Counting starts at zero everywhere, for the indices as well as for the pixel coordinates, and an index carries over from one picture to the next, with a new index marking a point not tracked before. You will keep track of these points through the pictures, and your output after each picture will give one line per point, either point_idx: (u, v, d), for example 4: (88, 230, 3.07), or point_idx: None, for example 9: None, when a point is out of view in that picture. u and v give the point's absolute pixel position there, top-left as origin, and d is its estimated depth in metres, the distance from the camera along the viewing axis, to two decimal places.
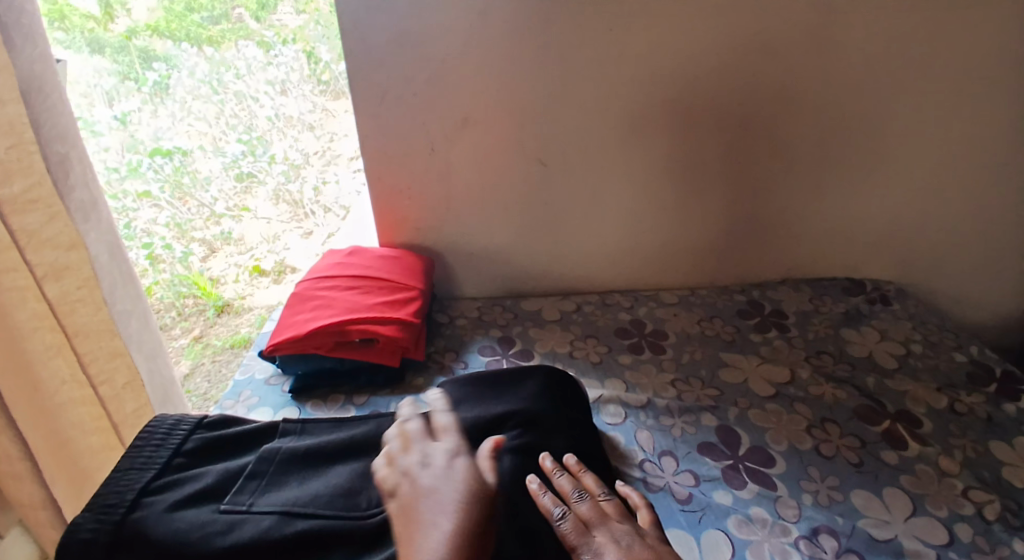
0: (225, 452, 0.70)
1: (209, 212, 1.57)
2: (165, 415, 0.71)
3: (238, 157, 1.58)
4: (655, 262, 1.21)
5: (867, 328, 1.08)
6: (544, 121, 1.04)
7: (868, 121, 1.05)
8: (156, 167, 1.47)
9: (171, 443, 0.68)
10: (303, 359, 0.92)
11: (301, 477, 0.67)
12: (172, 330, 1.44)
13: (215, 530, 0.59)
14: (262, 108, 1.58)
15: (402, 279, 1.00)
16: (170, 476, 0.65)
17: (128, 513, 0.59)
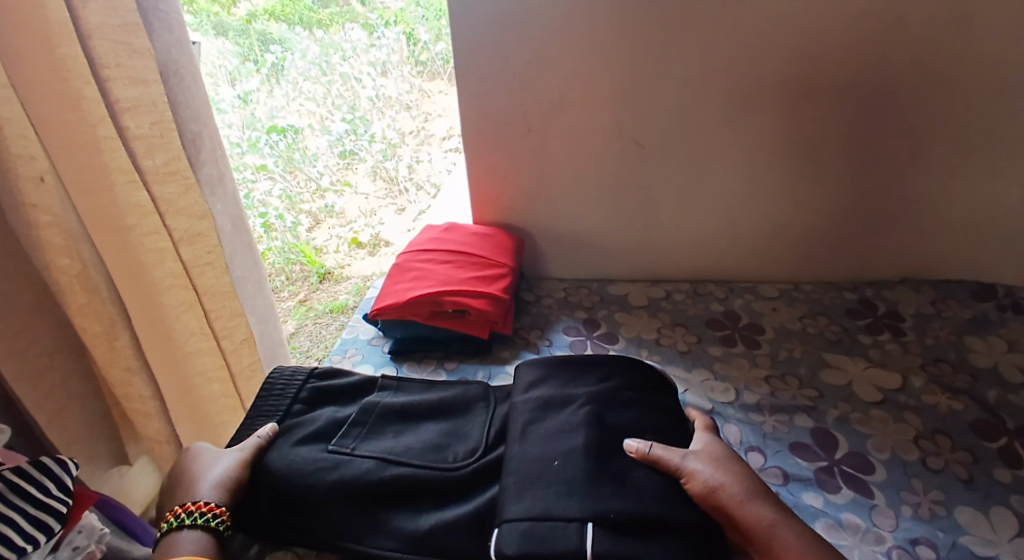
0: (334, 398, 0.77)
1: (316, 186, 1.71)
2: (283, 366, 0.79)
3: (342, 135, 1.75)
4: (752, 251, 1.15)
5: (993, 337, 0.99)
6: (641, 102, 1.02)
7: (1004, 106, 0.95)
8: (273, 144, 1.68)
9: (288, 391, 0.76)
10: (401, 325, 0.96)
11: (398, 430, 0.72)
12: (281, 293, 1.51)
13: (327, 467, 0.64)
14: (364, 88, 1.79)
15: (494, 256, 1.03)
16: (289, 419, 0.72)
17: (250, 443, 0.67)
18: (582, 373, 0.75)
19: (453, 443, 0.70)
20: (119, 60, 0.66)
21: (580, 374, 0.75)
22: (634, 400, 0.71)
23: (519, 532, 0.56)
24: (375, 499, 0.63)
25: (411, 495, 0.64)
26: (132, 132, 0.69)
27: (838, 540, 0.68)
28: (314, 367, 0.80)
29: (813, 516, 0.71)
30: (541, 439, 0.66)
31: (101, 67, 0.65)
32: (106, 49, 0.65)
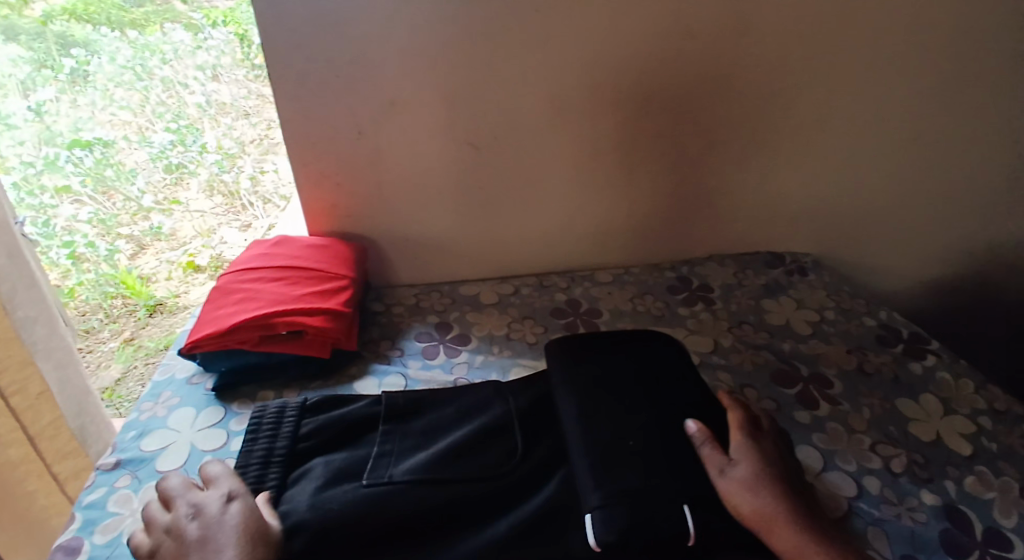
0: (341, 429, 0.75)
1: (137, 206, 1.56)
2: (270, 405, 0.76)
3: (166, 146, 1.54)
4: (590, 242, 1.22)
5: (785, 298, 1.15)
6: (472, 104, 1.03)
7: (781, 99, 1.09)
8: (77, 160, 1.44)
9: (286, 433, 0.73)
10: (225, 355, 0.88)
11: (422, 447, 0.73)
12: (101, 334, 1.49)
13: (364, 501, 0.64)
14: (191, 94, 1.53)
15: (333, 269, 0.98)
16: (299, 469, 0.70)
17: (274, 508, 0.64)
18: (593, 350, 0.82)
19: (484, 449, 0.72)
20: None
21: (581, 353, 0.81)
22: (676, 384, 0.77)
23: (607, 515, 0.60)
24: (437, 516, 0.64)
25: (466, 506, 0.65)
26: None
27: None
28: (304, 399, 0.77)
29: None
30: (597, 424, 0.69)
31: None
32: None
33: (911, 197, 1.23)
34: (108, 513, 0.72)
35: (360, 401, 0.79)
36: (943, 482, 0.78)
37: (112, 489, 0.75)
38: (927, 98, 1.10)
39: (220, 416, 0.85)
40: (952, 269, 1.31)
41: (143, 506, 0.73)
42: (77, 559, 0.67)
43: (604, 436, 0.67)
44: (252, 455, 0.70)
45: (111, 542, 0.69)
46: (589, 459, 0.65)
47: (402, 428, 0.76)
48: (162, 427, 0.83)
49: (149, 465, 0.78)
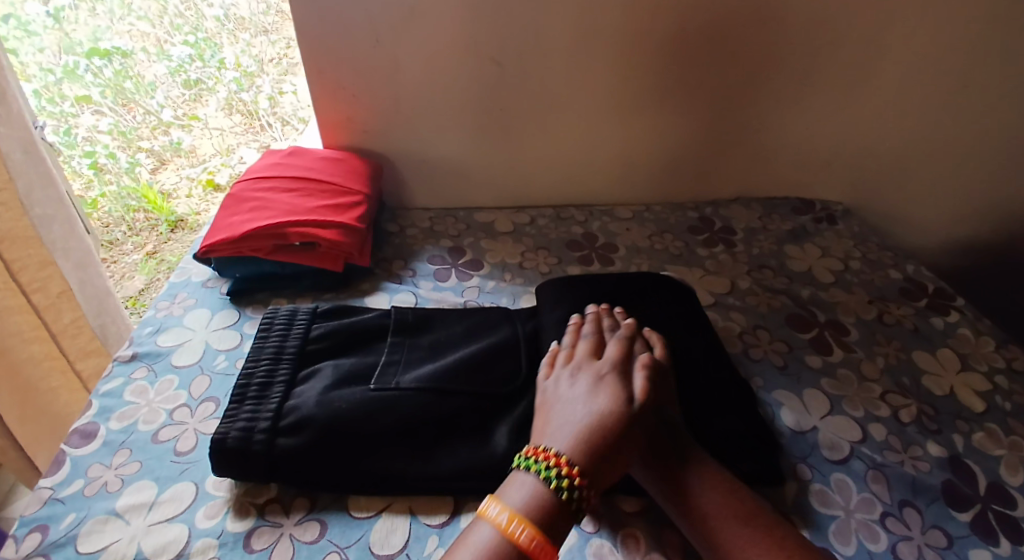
0: (352, 335, 0.74)
1: (157, 120, 1.53)
2: (282, 308, 0.75)
3: (185, 60, 1.51)
4: (611, 175, 1.19)
5: (809, 245, 1.11)
6: (497, 16, 0.97)
7: (829, 28, 1.01)
8: (95, 69, 1.40)
9: (297, 334, 0.72)
10: (238, 262, 0.88)
11: (431, 361, 0.72)
12: (124, 246, 1.46)
13: (371, 407, 0.64)
14: (210, 7, 1.51)
15: (347, 183, 0.96)
16: (309, 367, 0.69)
17: (282, 402, 0.64)
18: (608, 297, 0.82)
19: (494, 365, 0.72)
20: None
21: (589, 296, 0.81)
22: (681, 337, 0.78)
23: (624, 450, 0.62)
24: (441, 429, 0.65)
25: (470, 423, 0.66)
26: None
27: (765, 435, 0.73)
28: (315, 306, 0.76)
29: None
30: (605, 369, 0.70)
31: None
32: None
33: (955, 148, 1.16)
34: (124, 402, 0.74)
35: (370, 312, 0.79)
36: (952, 436, 0.77)
37: (128, 380, 0.77)
38: (988, 38, 1.02)
39: (234, 319, 0.85)
40: (991, 226, 1.25)
41: (158, 398, 0.74)
42: (93, 442, 0.69)
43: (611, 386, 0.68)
44: (263, 351, 0.70)
45: (126, 428, 0.71)
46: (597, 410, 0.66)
47: (410, 342, 0.75)
48: (178, 325, 0.84)
49: (165, 359, 0.79)
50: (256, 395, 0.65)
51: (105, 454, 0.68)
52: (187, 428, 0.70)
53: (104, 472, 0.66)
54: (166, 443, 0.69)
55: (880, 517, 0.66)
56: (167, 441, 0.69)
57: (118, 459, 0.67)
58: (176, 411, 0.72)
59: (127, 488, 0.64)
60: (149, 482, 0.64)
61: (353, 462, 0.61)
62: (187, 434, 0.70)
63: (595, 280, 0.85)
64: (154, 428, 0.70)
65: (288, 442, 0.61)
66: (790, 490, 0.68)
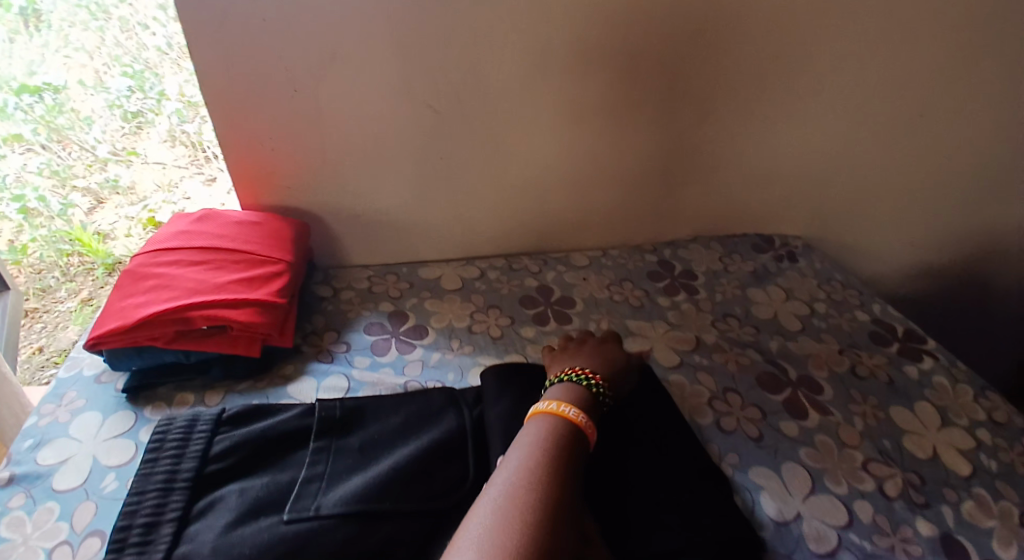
0: (265, 445, 0.62)
1: (92, 157, 1.40)
2: (178, 417, 0.62)
3: (123, 93, 1.35)
4: (564, 220, 1.11)
5: (773, 288, 1.06)
6: (430, 58, 0.89)
7: (780, 60, 0.97)
8: (27, 107, 1.33)
9: (194, 452, 0.59)
10: (136, 353, 0.76)
11: (358, 471, 0.61)
12: (58, 293, 1.34)
13: (285, 547, 0.52)
14: (151, 35, 1.31)
15: (266, 250, 0.85)
16: (209, 495, 0.57)
17: (171, 549, 0.52)
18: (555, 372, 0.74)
19: (436, 474, 0.62)
20: None
21: (535, 376, 0.74)
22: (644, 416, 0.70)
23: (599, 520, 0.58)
24: None
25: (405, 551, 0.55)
26: None
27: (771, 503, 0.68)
28: (220, 410, 0.64)
29: None
30: None
31: None
32: None
33: (910, 178, 1.13)
34: None
35: (288, 410, 0.67)
36: (941, 509, 0.70)
37: (2, 509, 0.64)
38: (936, 68, 1.00)
39: (129, 424, 0.73)
40: (947, 254, 1.23)
41: (37, 533, 0.62)
42: None
43: None
44: (152, 478, 0.57)
45: None
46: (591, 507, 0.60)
47: (336, 445, 0.64)
48: (61, 436, 0.71)
49: (46, 482, 0.67)
50: (139, 542, 0.52)
51: None
52: None
53: None
54: None
55: None
56: None
57: None
58: (56, 551, 0.60)
59: None
60: None
61: None
62: None
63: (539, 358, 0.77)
64: None
65: None
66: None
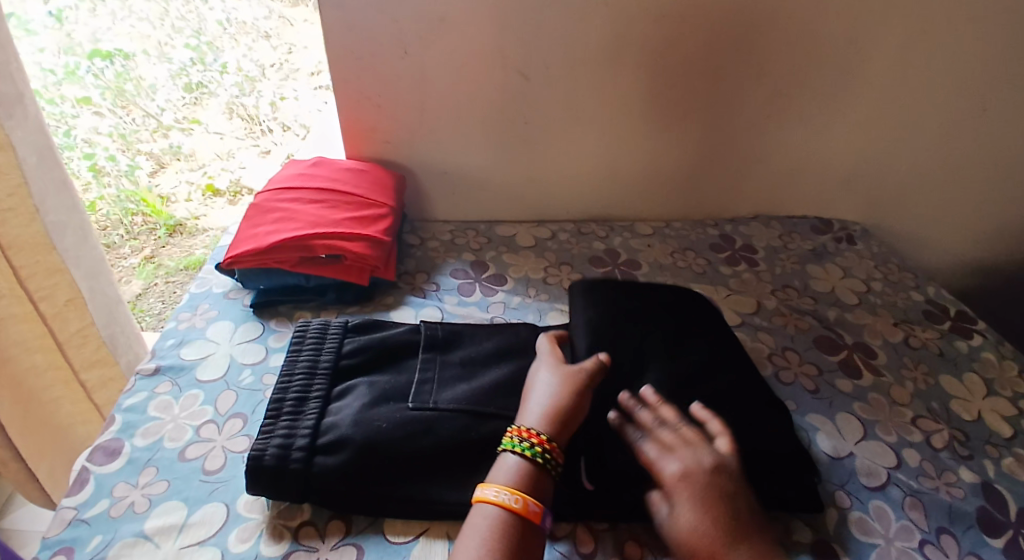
0: (384, 350, 0.73)
1: (156, 123, 1.48)
2: (314, 323, 0.75)
3: (187, 64, 1.46)
4: (632, 191, 1.18)
5: (831, 265, 1.11)
6: (525, 28, 0.97)
7: (855, 48, 1.02)
8: (97, 71, 1.37)
9: (330, 348, 0.72)
10: (263, 274, 0.87)
11: (466, 379, 0.71)
12: (121, 250, 1.47)
13: (410, 425, 0.63)
14: (211, 10, 1.45)
15: (372, 194, 0.95)
16: (343, 383, 0.69)
17: (319, 419, 0.64)
18: (633, 309, 0.82)
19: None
20: None
21: (615, 310, 0.82)
22: (718, 350, 0.77)
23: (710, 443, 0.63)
24: (478, 454, 0.63)
25: None
26: None
27: (829, 444, 0.76)
28: (346, 320, 0.76)
29: None
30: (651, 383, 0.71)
31: None
32: None
33: (974, 171, 1.16)
34: (147, 418, 0.71)
35: (400, 326, 0.78)
36: (984, 461, 0.76)
37: (151, 395, 0.74)
38: (1011, 62, 1.03)
39: (257, 332, 0.84)
40: (1004, 248, 1.26)
41: (183, 414, 0.72)
42: (118, 460, 0.67)
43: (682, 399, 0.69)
44: (296, 366, 0.70)
45: (151, 446, 0.68)
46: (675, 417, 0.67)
47: (444, 357, 0.74)
48: (199, 338, 0.82)
49: (189, 374, 0.77)
50: (291, 411, 0.64)
51: (130, 473, 0.65)
52: (214, 446, 0.68)
53: (131, 492, 0.63)
54: (193, 461, 0.67)
55: (918, 545, 0.65)
56: (194, 459, 0.67)
57: (144, 478, 0.65)
58: (203, 428, 0.70)
59: (154, 510, 0.62)
60: (178, 504, 0.62)
61: (391, 485, 0.60)
62: (214, 452, 0.67)
63: (617, 294, 0.84)
64: (180, 445, 0.68)
65: (327, 461, 0.60)
66: (831, 516, 0.67)
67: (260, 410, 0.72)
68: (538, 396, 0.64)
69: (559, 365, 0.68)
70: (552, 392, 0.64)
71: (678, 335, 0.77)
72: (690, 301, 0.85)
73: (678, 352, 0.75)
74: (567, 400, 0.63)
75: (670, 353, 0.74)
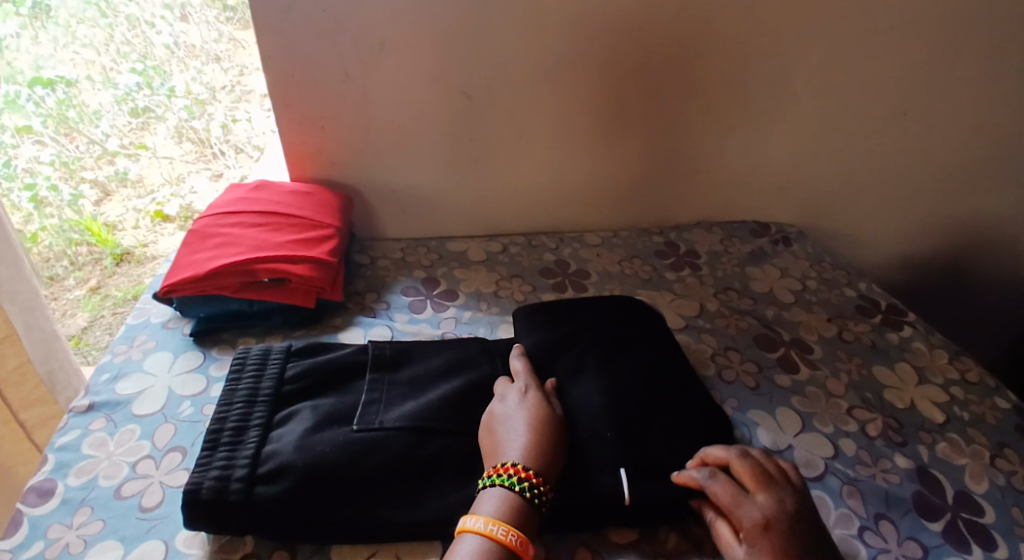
0: (327, 372, 0.73)
1: (101, 150, 1.44)
2: (255, 348, 0.74)
3: (132, 89, 1.42)
4: (579, 203, 1.21)
5: (771, 267, 1.16)
6: (466, 49, 0.99)
7: (779, 60, 1.07)
8: (38, 99, 1.30)
9: (272, 374, 0.71)
10: (205, 300, 0.85)
11: (411, 396, 0.71)
12: (65, 281, 1.44)
13: (354, 448, 0.63)
14: (158, 34, 1.43)
15: (316, 216, 0.95)
16: (285, 408, 0.69)
17: (259, 447, 0.63)
18: (576, 318, 0.84)
19: (477, 403, 0.70)
20: None
21: (559, 321, 0.84)
22: (658, 354, 0.79)
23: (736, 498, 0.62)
24: (424, 473, 0.63)
25: (456, 459, 0.64)
26: None
27: (771, 439, 0.78)
28: (289, 344, 0.75)
29: None
30: (594, 389, 0.73)
31: None
32: None
33: (898, 173, 1.24)
34: (82, 455, 0.69)
35: (346, 348, 0.77)
36: (917, 447, 0.81)
37: (86, 432, 0.72)
38: (922, 71, 1.10)
39: (199, 361, 0.82)
40: (930, 243, 1.34)
41: (119, 450, 0.69)
42: (51, 500, 0.64)
43: (623, 402, 0.71)
44: (237, 394, 0.69)
45: (86, 484, 0.66)
46: (618, 420, 0.69)
47: (389, 377, 0.74)
48: (138, 371, 0.80)
49: (126, 408, 0.75)
50: (231, 441, 0.63)
51: (65, 513, 0.63)
52: (152, 481, 0.66)
53: (66, 532, 0.61)
54: (130, 498, 0.64)
55: (857, 532, 0.68)
56: (131, 496, 0.65)
57: (79, 518, 0.62)
58: (140, 464, 0.68)
59: (90, 549, 0.59)
60: (116, 542, 0.60)
61: (337, 509, 0.60)
62: (152, 488, 0.65)
63: (561, 306, 0.86)
64: (116, 482, 0.66)
65: (268, 489, 0.59)
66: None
67: (200, 441, 0.71)
68: (509, 423, 0.65)
69: (533, 399, 0.68)
70: (526, 423, 0.64)
71: (618, 343, 0.80)
72: (631, 309, 0.87)
73: (619, 360, 0.77)
74: (540, 426, 0.64)
75: (609, 362, 0.76)
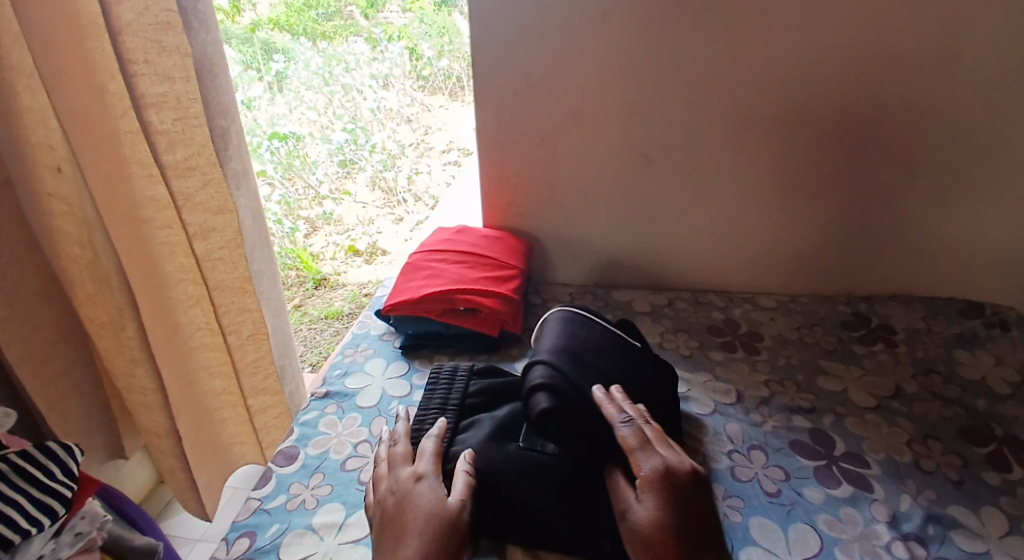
0: (506, 393, 0.82)
1: (314, 193, 1.80)
2: (447, 364, 0.86)
3: (343, 144, 1.81)
4: (750, 267, 1.20)
5: (982, 352, 1.03)
6: (650, 116, 1.07)
7: (998, 131, 1.00)
8: (273, 150, 1.71)
9: (459, 387, 0.82)
10: (413, 321, 1.01)
11: None
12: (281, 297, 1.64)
13: (527, 462, 0.70)
14: (365, 99, 1.85)
15: (504, 258, 1.08)
16: (470, 418, 0.78)
17: (449, 447, 0.73)
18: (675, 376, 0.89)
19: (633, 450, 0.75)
20: (147, 56, 0.79)
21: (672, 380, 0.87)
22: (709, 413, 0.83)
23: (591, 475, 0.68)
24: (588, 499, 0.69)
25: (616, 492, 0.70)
26: (155, 126, 0.82)
27: (971, 545, 0.71)
28: (473, 364, 0.86)
29: (815, 510, 0.75)
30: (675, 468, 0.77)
31: (130, 61, 0.78)
32: (131, 43, 0.77)
33: None
34: (319, 431, 0.85)
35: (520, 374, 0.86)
36: None
37: (322, 413, 0.88)
38: None
39: (405, 370, 0.96)
40: None
41: (345, 431, 0.85)
42: (294, 463, 0.80)
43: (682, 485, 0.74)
44: (432, 401, 0.80)
45: (321, 455, 0.81)
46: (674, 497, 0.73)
47: None
48: (361, 371, 0.96)
49: (352, 399, 0.90)
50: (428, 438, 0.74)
51: (303, 475, 0.78)
52: (368, 461, 0.79)
53: (303, 491, 0.76)
54: (352, 472, 0.78)
55: None
56: (353, 470, 0.78)
57: (314, 481, 0.77)
58: (360, 445, 0.82)
59: (320, 507, 0.73)
60: (339, 506, 0.73)
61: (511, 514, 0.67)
62: (368, 466, 0.79)
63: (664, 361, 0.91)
64: (342, 457, 0.80)
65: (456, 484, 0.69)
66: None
67: None
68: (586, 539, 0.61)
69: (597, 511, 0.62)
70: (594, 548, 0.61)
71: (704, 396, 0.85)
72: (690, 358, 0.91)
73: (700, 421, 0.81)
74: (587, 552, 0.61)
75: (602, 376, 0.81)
